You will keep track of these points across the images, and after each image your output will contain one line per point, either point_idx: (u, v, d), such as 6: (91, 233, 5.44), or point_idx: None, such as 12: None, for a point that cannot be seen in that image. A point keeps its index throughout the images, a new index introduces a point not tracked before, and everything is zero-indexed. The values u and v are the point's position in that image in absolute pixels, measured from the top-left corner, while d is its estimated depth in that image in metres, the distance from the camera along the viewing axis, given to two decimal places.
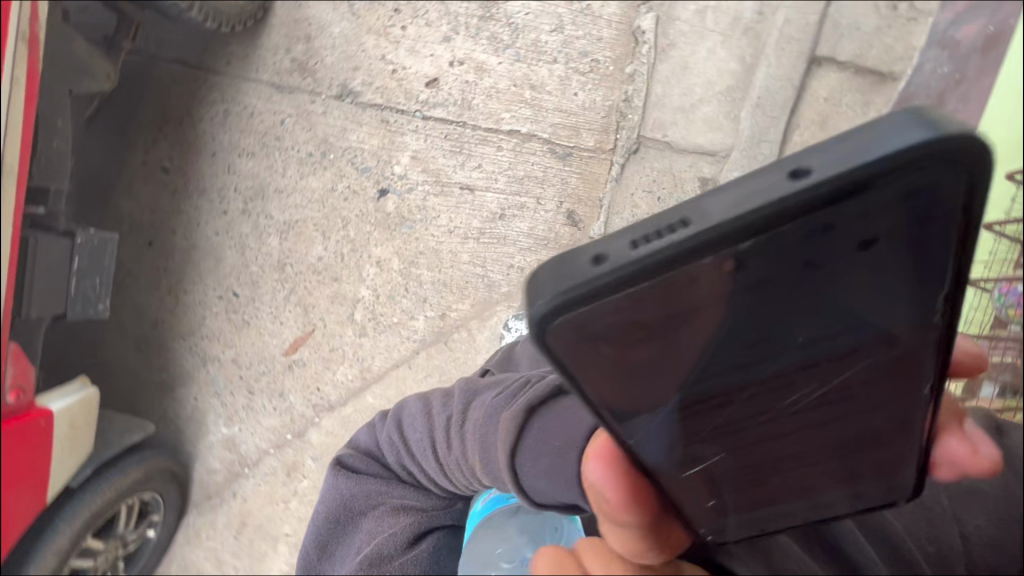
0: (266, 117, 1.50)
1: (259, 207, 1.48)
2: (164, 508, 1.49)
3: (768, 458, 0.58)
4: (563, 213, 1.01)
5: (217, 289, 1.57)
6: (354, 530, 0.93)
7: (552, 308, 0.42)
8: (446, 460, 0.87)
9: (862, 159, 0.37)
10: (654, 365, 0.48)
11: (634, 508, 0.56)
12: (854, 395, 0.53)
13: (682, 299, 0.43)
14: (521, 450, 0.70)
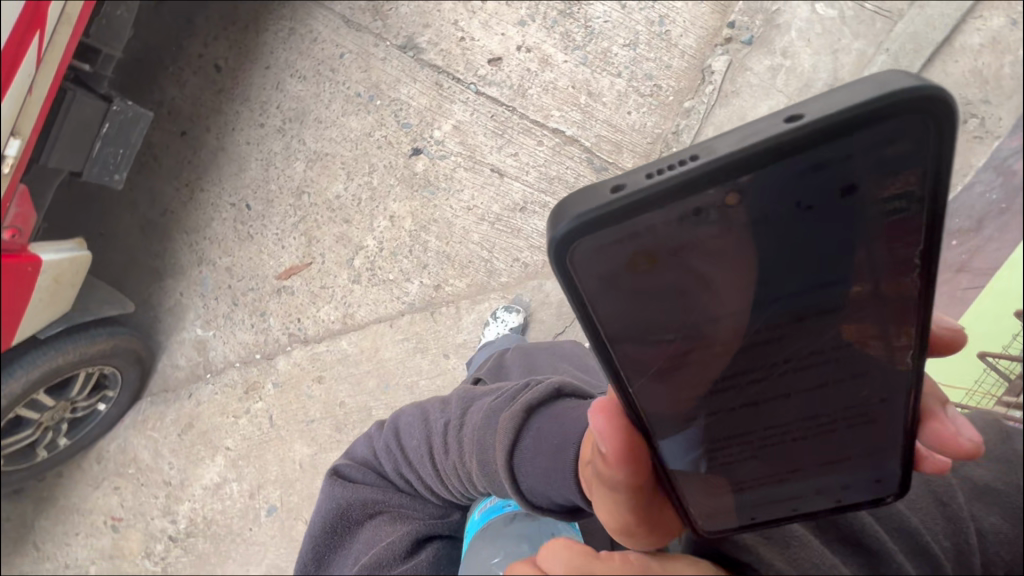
0: (327, 47, 1.54)
1: (295, 130, 1.55)
2: (118, 388, 1.52)
3: (737, 423, 0.55)
4: None
5: (233, 197, 1.59)
6: (351, 540, 0.83)
7: (569, 231, 0.42)
8: (443, 465, 0.78)
9: (851, 102, 0.36)
10: (649, 309, 0.47)
11: (627, 464, 0.56)
12: (841, 361, 0.50)
13: (690, 231, 0.42)
14: (519, 449, 0.68)
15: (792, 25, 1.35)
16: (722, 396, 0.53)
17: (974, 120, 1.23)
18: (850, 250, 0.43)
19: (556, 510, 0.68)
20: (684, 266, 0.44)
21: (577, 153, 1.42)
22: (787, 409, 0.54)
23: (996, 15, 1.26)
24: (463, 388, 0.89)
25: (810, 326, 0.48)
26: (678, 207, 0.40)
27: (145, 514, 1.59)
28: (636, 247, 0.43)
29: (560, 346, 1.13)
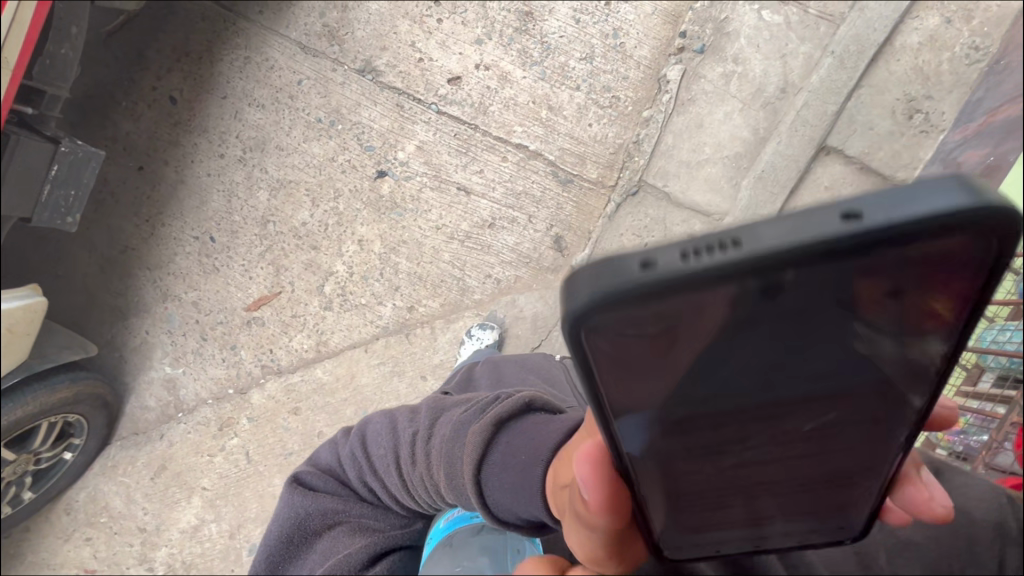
0: (285, 75, 1.53)
1: (256, 158, 1.53)
2: (85, 434, 1.47)
3: (738, 483, 0.55)
4: (549, 236, 1.42)
5: (195, 231, 1.55)
6: (307, 552, 0.79)
7: (588, 310, 0.35)
8: (410, 476, 0.75)
9: (931, 209, 0.32)
10: (657, 387, 0.42)
11: (609, 513, 0.53)
12: (849, 428, 0.50)
13: (712, 317, 0.37)
14: (487, 463, 0.67)
15: (741, 32, 1.38)
16: (732, 460, 0.52)
17: (920, 115, 1.29)
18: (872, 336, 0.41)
19: (516, 524, 0.66)
20: (702, 353, 0.40)
21: (542, 166, 1.43)
22: (787, 469, 0.54)
23: (932, 14, 1.31)
24: (432, 398, 0.87)
25: (824, 399, 0.46)
26: (711, 296, 0.34)
27: (121, 564, 1.53)
28: (657, 330, 0.37)
29: (517, 358, 1.12)
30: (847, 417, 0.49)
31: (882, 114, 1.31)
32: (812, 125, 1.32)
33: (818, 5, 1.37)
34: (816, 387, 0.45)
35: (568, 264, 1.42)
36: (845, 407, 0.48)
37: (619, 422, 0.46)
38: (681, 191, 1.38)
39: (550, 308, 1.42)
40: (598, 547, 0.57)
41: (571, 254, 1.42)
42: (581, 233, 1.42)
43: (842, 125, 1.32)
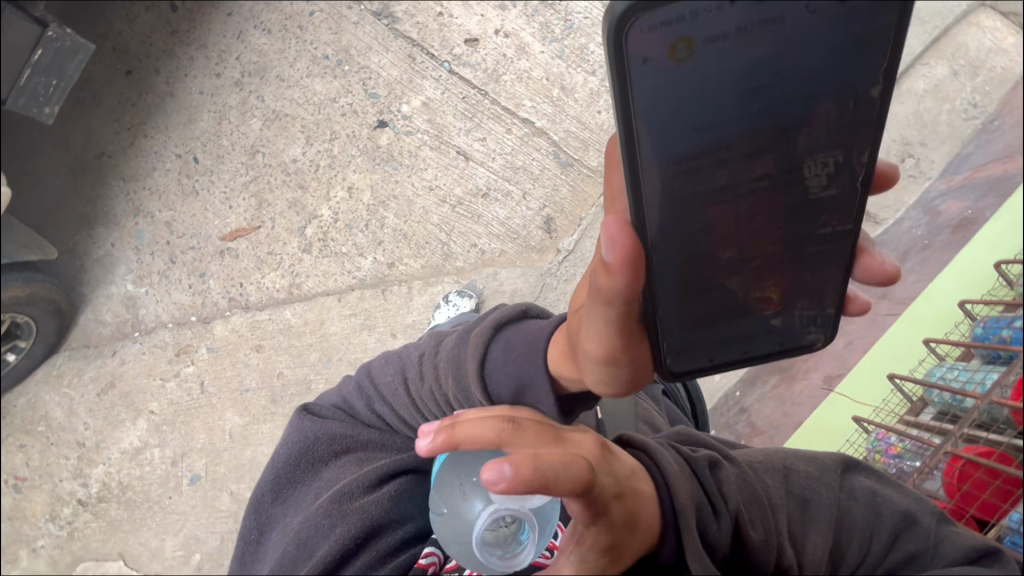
0: (298, 4, 1.48)
1: (254, 85, 1.47)
2: (32, 336, 1.42)
3: (735, 252, 0.55)
4: (540, 217, 1.43)
5: (179, 148, 1.50)
6: (311, 478, 0.76)
7: (631, 8, 0.40)
8: (419, 394, 0.76)
9: None
10: (684, 122, 0.47)
11: (629, 273, 0.50)
12: (835, 191, 0.53)
13: (722, 24, 0.42)
14: (488, 361, 0.70)
15: None
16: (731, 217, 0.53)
17: (912, 160, 1.28)
18: (844, 70, 0.46)
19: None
20: (718, 77, 0.45)
21: (545, 145, 1.43)
22: (773, 236, 0.55)
23: (941, 64, 1.33)
24: (435, 327, 0.88)
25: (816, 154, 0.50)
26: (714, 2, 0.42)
27: (53, 476, 1.48)
28: (679, 42, 0.43)
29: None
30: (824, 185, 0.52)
31: None
32: None
33: None
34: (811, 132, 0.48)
35: (554, 246, 1.43)
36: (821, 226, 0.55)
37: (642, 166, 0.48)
38: None
39: (530, 286, 1.42)
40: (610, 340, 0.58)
41: (559, 238, 1.43)
42: (572, 220, 1.43)
43: None
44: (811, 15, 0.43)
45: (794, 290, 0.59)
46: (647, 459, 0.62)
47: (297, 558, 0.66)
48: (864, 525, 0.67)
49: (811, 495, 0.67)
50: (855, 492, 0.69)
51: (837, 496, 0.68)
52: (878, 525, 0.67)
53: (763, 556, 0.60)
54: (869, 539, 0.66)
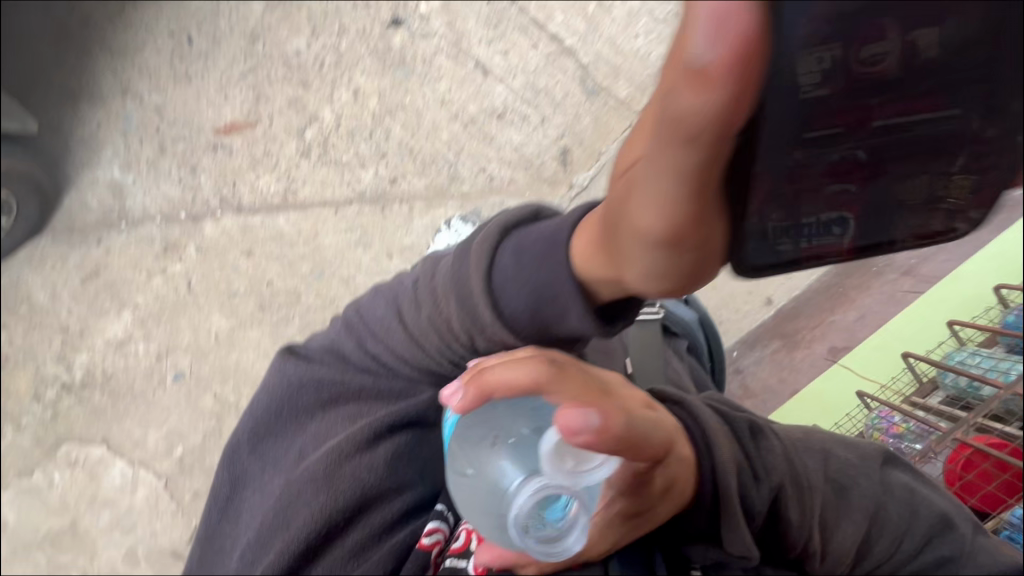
0: None
1: None
2: (12, 213, 1.38)
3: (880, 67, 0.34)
4: (557, 147, 1.32)
5: (174, 26, 1.39)
6: (299, 428, 0.73)
7: None
8: (416, 322, 0.68)
9: None
10: None
11: (720, 89, 0.34)
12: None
13: None
14: (497, 269, 0.61)
15: None
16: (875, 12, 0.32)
17: None
18: None
19: (547, 334, 0.63)
20: None
21: (573, 67, 1.31)
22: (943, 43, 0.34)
23: None
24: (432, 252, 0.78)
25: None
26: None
27: (38, 356, 1.46)
28: None
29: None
30: None
31: None
32: None
33: None
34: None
35: (567, 180, 1.33)
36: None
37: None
38: None
39: None
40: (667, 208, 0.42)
41: (574, 173, 1.33)
42: (591, 154, 1.32)
43: None
44: None
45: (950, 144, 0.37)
46: (681, 413, 0.65)
47: (278, 525, 0.66)
48: (895, 521, 0.64)
49: (847, 486, 0.65)
50: (892, 487, 0.66)
51: (876, 490, 0.65)
52: (910, 525, 0.65)
53: (797, 534, 0.60)
54: (899, 536, 0.64)
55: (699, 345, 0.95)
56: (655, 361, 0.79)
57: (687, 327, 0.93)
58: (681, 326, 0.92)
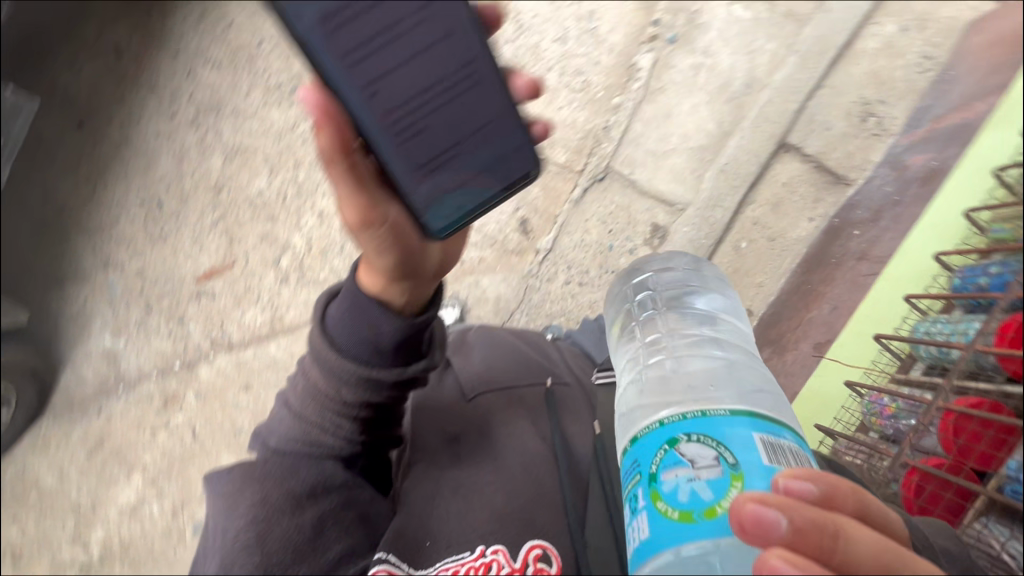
0: (244, 34, 1.46)
1: (210, 122, 1.46)
2: (10, 408, 1.38)
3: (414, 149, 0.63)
4: (515, 219, 1.45)
5: (141, 195, 1.49)
6: (230, 528, 0.71)
7: None
8: (302, 400, 0.75)
9: None
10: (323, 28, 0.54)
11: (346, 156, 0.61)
12: (478, 42, 0.60)
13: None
14: (329, 317, 0.72)
15: (712, 24, 1.42)
16: (403, 68, 0.59)
17: (873, 118, 1.29)
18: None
19: (385, 365, 0.72)
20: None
21: None
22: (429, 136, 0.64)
23: (888, 22, 1.35)
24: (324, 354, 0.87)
25: (438, 14, 0.58)
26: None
27: (53, 543, 1.44)
28: None
29: (485, 337, 0.97)
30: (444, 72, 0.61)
31: (837, 117, 1.33)
32: (772, 121, 1.34)
33: (783, 7, 1.41)
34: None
35: (533, 247, 1.43)
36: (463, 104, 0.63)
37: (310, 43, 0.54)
38: (647, 179, 1.39)
39: (513, 291, 1.43)
40: (370, 201, 0.64)
41: (536, 238, 1.43)
42: (547, 220, 1.43)
43: (802, 124, 1.34)
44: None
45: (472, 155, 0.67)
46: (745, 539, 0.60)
47: None
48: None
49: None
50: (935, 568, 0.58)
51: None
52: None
53: None
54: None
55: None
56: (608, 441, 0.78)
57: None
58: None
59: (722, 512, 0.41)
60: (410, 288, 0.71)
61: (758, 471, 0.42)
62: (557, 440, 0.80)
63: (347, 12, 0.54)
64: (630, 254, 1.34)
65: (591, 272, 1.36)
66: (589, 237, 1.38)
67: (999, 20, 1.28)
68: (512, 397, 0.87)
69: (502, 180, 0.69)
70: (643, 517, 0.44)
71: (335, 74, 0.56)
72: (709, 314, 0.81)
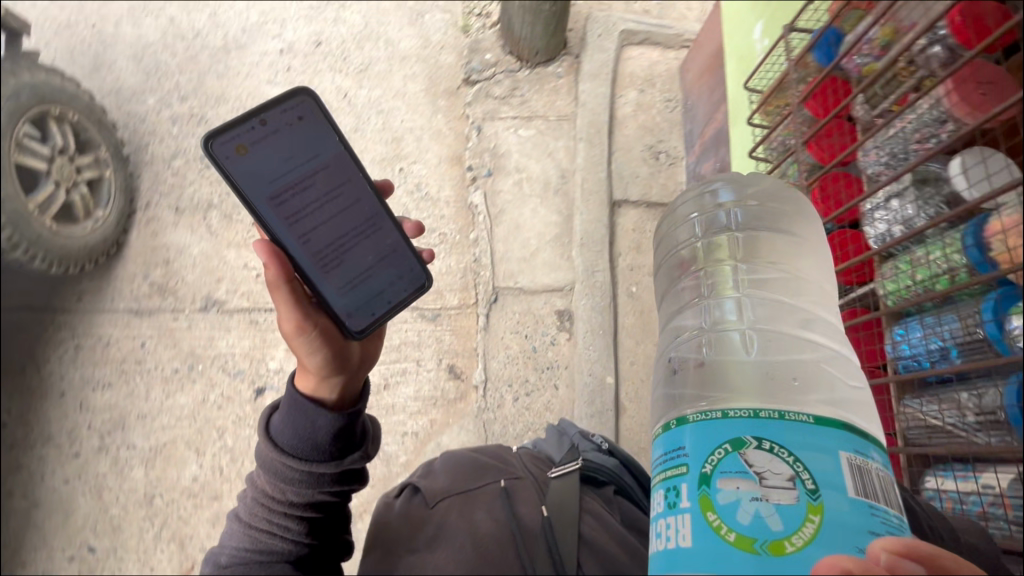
0: (124, 345, 1.46)
1: (117, 439, 1.41)
2: None
3: (339, 275, 0.70)
4: (443, 370, 1.49)
5: (68, 550, 1.36)
6: None
7: (208, 139, 0.62)
8: (251, 510, 0.66)
9: (283, 95, 0.66)
10: (253, 193, 0.65)
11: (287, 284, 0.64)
12: (379, 204, 0.73)
13: (260, 153, 0.65)
14: (271, 426, 0.65)
15: (511, 150, 1.66)
16: (324, 225, 0.69)
17: (663, 154, 1.64)
18: (323, 154, 0.69)
19: (324, 458, 0.64)
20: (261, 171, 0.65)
21: (408, 315, 1.53)
22: (353, 263, 0.72)
23: (629, 90, 1.72)
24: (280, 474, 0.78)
25: (351, 189, 0.71)
26: (254, 121, 0.64)
27: None
28: (235, 141, 0.64)
29: (450, 457, 0.85)
30: (359, 216, 0.72)
31: (639, 165, 1.64)
32: (597, 192, 1.59)
33: (555, 112, 1.70)
34: (338, 170, 0.70)
35: (471, 385, 1.48)
36: (376, 235, 0.74)
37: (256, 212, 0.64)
38: (531, 281, 1.55)
39: (474, 433, 1.44)
40: (303, 314, 0.64)
41: (468, 376, 1.49)
42: (469, 354, 1.51)
43: (617, 184, 1.62)
44: (289, 152, 0.67)
45: (385, 274, 0.75)
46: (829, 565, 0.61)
47: None
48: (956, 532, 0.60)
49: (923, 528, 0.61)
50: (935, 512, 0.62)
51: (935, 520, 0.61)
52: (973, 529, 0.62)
53: None
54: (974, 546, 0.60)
55: (634, 490, 0.80)
56: (566, 524, 0.70)
57: (613, 469, 0.80)
58: (606, 470, 0.80)
59: (790, 547, 0.36)
60: (345, 385, 0.66)
61: (837, 499, 0.37)
62: (513, 530, 0.71)
63: (283, 191, 0.67)
64: (553, 343, 1.50)
65: (529, 378, 1.47)
66: (512, 350, 1.49)
67: (695, 58, 1.65)
68: (468, 498, 0.76)
69: (408, 290, 0.77)
70: (687, 523, 0.38)
71: (275, 229, 0.66)
72: (787, 273, 0.69)
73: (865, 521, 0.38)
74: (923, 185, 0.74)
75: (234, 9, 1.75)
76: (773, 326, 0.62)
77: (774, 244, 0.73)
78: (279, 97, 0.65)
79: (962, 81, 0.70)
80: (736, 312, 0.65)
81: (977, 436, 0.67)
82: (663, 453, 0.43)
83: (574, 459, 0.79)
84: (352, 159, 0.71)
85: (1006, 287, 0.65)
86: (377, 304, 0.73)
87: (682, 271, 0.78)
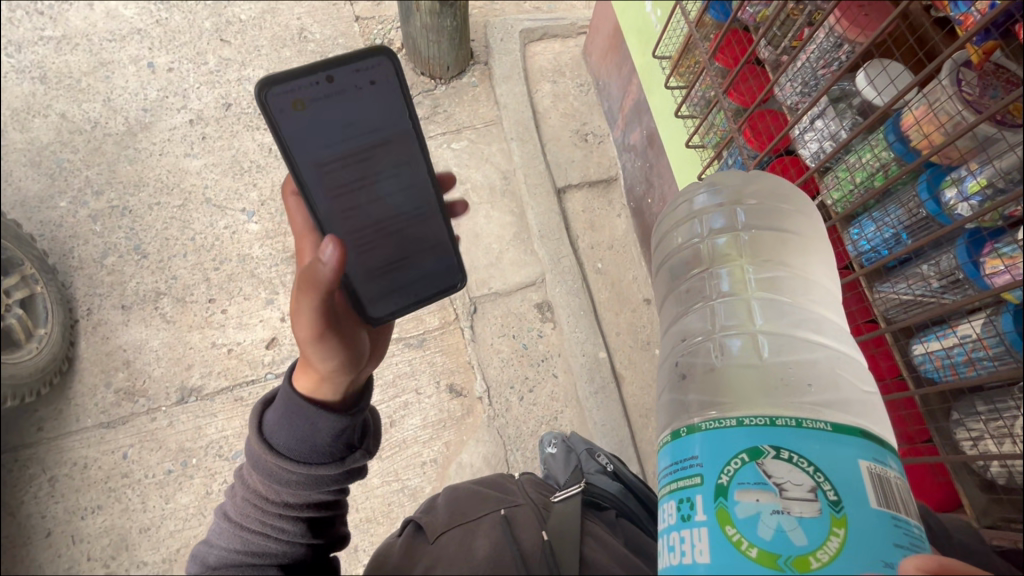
0: (104, 461, 1.36)
1: (123, 563, 1.30)
2: None
3: (371, 254, 0.71)
4: (444, 391, 1.50)
5: None
6: None
7: (270, 86, 0.60)
8: (244, 511, 0.66)
9: (361, 55, 0.62)
10: (304, 153, 0.64)
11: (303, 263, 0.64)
12: (432, 186, 0.72)
13: (320, 111, 0.63)
14: (265, 424, 0.65)
15: (449, 164, 1.69)
16: (369, 200, 0.69)
17: (590, 136, 1.74)
18: (385, 125, 0.67)
19: (325, 460, 0.64)
20: (316, 132, 0.64)
21: (395, 348, 1.52)
22: (388, 246, 0.72)
23: (542, 84, 1.80)
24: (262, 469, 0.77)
25: (407, 170, 0.70)
26: (320, 77, 0.62)
27: None
28: (297, 93, 0.62)
29: (449, 492, 0.82)
30: (408, 197, 0.72)
31: (571, 151, 1.73)
32: (541, 184, 1.65)
33: (480, 119, 1.75)
34: (397, 145, 0.68)
35: (475, 398, 1.49)
36: (420, 220, 0.74)
37: (303, 178, 0.64)
38: (503, 283, 1.58)
39: (492, 442, 1.46)
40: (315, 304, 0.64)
41: (469, 390, 1.50)
42: (464, 369, 1.52)
43: (557, 173, 1.69)
44: (348, 117, 0.65)
45: (417, 261, 0.76)
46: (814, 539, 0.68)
47: None
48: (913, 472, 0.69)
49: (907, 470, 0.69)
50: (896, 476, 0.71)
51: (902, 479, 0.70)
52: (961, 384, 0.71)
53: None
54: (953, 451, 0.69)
55: (635, 514, 0.84)
56: (569, 548, 0.68)
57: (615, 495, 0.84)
58: (608, 496, 0.83)
59: (814, 562, 0.41)
60: (346, 388, 0.67)
61: (857, 512, 0.43)
62: (515, 553, 0.67)
63: (334, 156, 0.65)
64: (541, 335, 1.54)
65: (528, 375, 1.51)
66: (505, 353, 1.52)
67: (593, 42, 1.76)
68: (470, 527, 0.73)
69: (436, 282, 0.78)
70: (706, 536, 0.44)
71: (315, 194, 0.65)
72: (791, 273, 0.78)
73: (890, 533, 0.43)
74: (838, 103, 0.85)
75: (128, 91, 1.68)
76: (787, 330, 0.70)
77: (774, 241, 0.81)
78: (356, 55, 0.62)
79: (847, 9, 0.83)
80: (738, 316, 0.73)
81: (945, 297, 0.77)
82: (673, 463, 0.49)
83: (576, 483, 0.81)
84: (415, 136, 0.69)
85: (932, 167, 0.75)
86: (404, 287, 0.75)
87: (689, 272, 0.86)
